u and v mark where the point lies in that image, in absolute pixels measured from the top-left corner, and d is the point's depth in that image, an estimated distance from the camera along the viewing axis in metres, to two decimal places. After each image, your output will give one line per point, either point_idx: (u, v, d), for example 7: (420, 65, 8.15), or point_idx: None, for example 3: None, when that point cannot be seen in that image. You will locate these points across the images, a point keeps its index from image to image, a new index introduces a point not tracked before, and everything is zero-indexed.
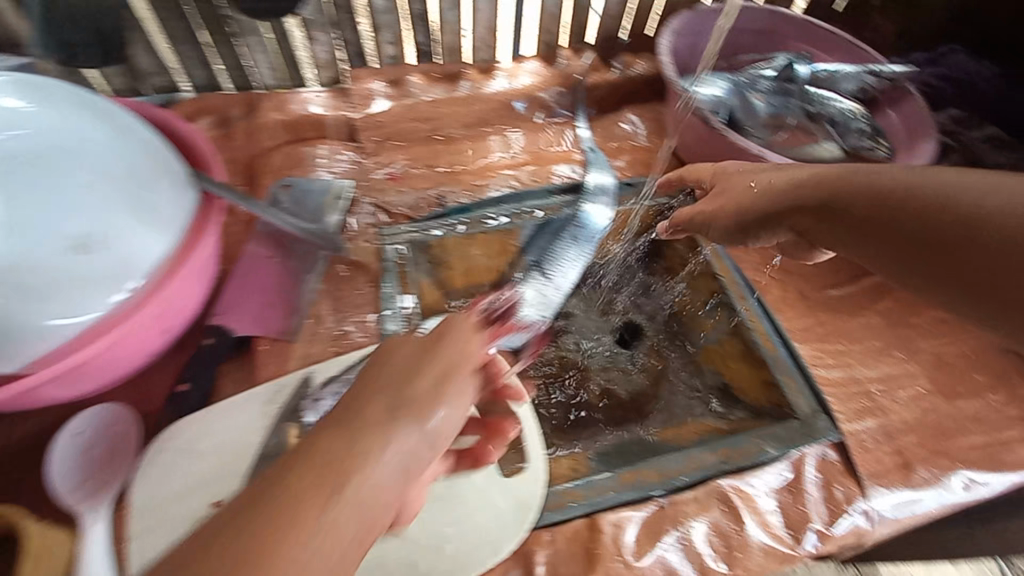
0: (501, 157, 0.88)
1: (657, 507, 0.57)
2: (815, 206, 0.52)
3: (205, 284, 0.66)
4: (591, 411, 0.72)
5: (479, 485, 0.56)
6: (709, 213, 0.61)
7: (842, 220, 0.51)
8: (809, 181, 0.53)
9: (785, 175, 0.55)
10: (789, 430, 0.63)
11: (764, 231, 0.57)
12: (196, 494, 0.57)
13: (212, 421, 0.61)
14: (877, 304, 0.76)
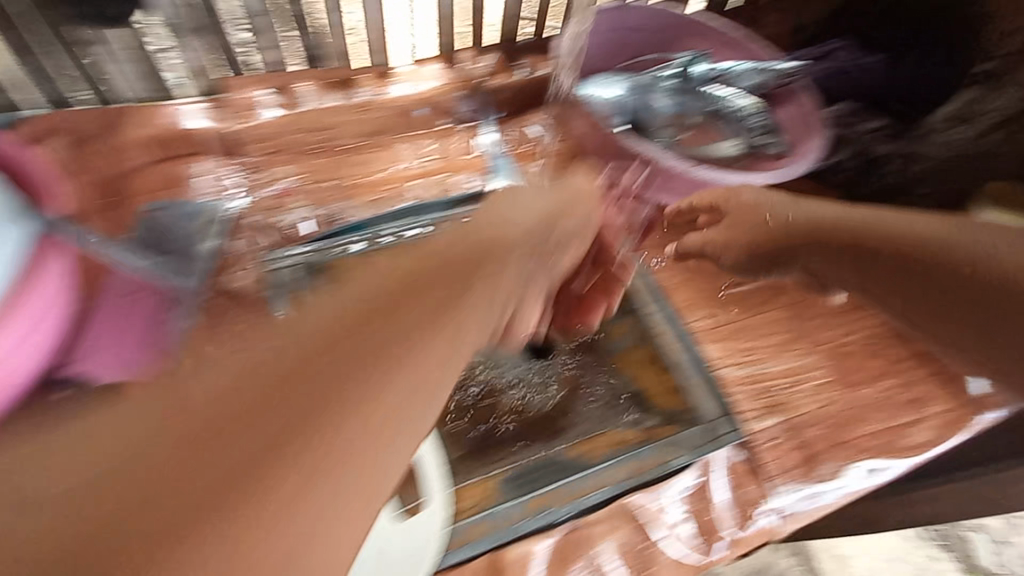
0: (409, 166, 0.83)
1: (565, 532, 0.56)
2: (843, 245, 0.59)
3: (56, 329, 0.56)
4: (505, 429, 0.69)
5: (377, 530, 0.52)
6: (720, 243, 0.68)
7: (848, 260, 0.59)
8: (829, 224, 0.60)
9: (793, 219, 0.63)
10: (695, 436, 0.63)
11: (778, 263, 0.67)
12: None
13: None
14: (780, 298, 0.77)
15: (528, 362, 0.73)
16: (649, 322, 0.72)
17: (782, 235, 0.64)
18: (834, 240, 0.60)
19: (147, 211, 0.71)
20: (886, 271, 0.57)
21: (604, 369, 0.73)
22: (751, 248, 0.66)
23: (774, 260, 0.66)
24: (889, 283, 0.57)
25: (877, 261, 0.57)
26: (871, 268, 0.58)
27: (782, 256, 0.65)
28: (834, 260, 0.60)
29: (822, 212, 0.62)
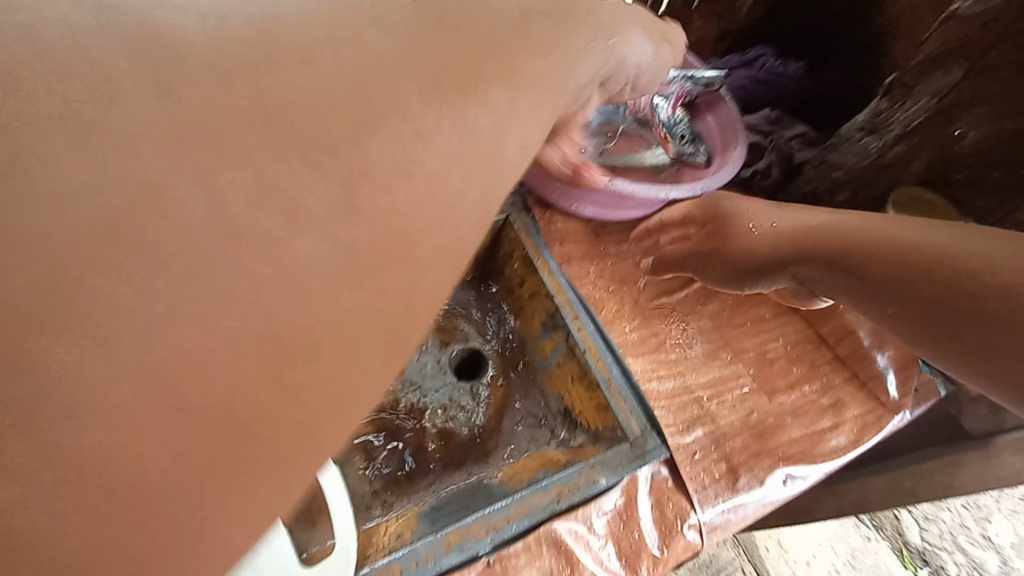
0: None
1: (484, 564, 0.53)
2: (825, 255, 0.55)
3: None
4: (431, 452, 0.68)
5: None
6: (705, 252, 0.66)
7: (835, 269, 0.54)
8: (812, 233, 0.57)
9: (779, 227, 0.60)
10: (620, 455, 0.61)
11: (764, 279, 0.61)
12: None
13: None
14: (706, 307, 0.77)
15: (453, 382, 0.74)
16: (577, 335, 0.69)
17: (766, 243, 0.60)
18: (816, 249, 0.56)
19: None
20: (862, 278, 0.52)
21: (533, 387, 0.74)
22: (736, 258, 0.63)
23: (758, 273, 0.61)
24: (874, 292, 0.51)
25: (855, 269, 0.53)
26: (852, 275, 0.53)
27: (768, 267, 0.60)
28: (819, 266, 0.56)
29: (808, 220, 0.59)
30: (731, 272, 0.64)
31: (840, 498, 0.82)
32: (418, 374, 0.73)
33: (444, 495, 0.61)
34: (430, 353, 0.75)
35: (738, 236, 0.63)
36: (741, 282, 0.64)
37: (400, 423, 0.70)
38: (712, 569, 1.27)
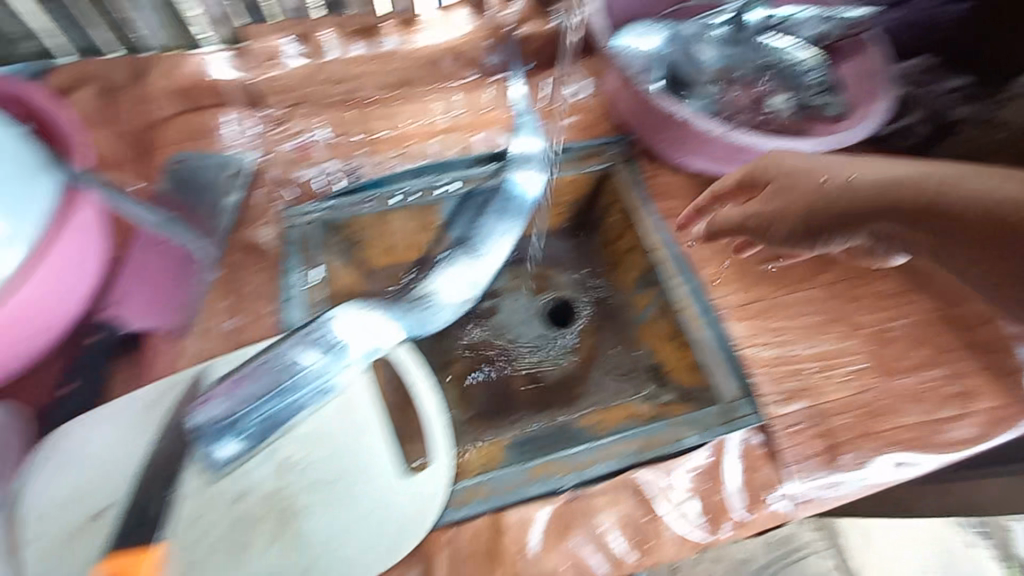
0: (442, 119, 0.80)
1: (564, 500, 0.55)
2: (908, 212, 0.53)
3: (86, 278, 0.59)
4: (519, 392, 0.71)
5: (379, 486, 0.54)
6: (770, 215, 0.58)
7: (924, 224, 0.53)
8: (890, 188, 0.54)
9: (861, 179, 0.55)
10: (708, 416, 0.60)
11: (839, 237, 0.57)
12: (76, 504, 0.52)
13: (98, 425, 0.55)
14: (819, 276, 0.71)
15: (544, 329, 0.76)
16: (674, 293, 0.68)
17: (848, 199, 0.55)
18: (904, 203, 0.53)
19: (173, 161, 0.71)
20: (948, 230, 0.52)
21: (623, 340, 0.74)
22: (811, 219, 0.57)
23: (831, 234, 0.57)
24: (965, 244, 0.51)
25: (947, 224, 0.52)
26: (943, 231, 0.52)
27: (849, 226, 0.56)
28: (909, 223, 0.53)
29: (890, 170, 0.55)
30: (799, 235, 0.58)
31: (950, 495, 0.75)
32: (508, 316, 0.76)
33: (530, 432, 0.64)
34: (523, 298, 0.77)
35: (810, 193, 0.57)
36: (806, 245, 0.58)
37: (490, 362, 0.72)
38: (788, 547, 1.23)
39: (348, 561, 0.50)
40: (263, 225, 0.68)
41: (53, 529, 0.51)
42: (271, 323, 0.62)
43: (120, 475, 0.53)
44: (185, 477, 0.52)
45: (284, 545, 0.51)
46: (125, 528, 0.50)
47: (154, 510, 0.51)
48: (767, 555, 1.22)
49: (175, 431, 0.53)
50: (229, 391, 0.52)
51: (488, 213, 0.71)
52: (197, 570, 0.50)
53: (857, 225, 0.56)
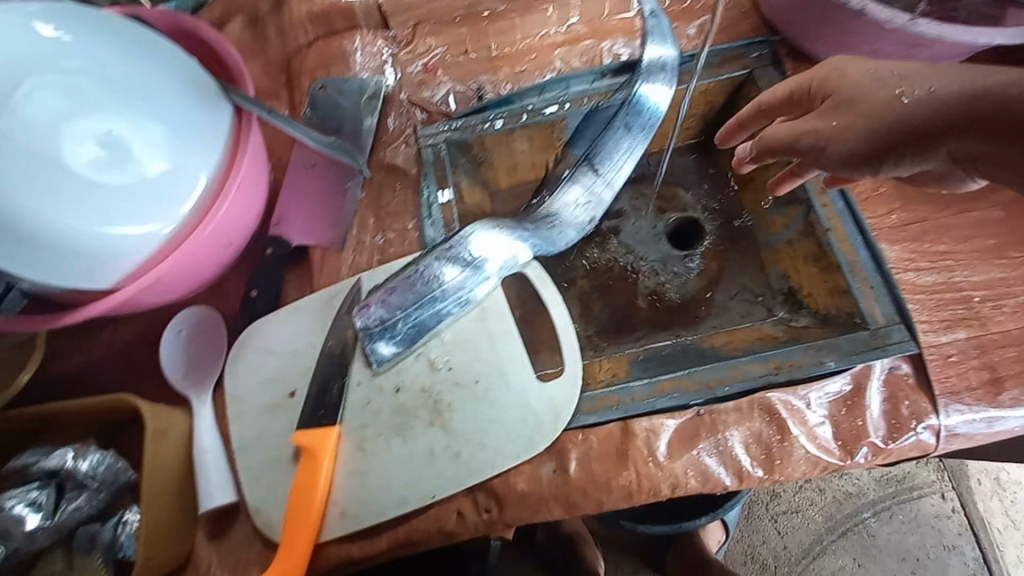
0: (555, 33, 0.77)
1: (694, 414, 0.57)
2: (1003, 123, 0.40)
3: (260, 195, 0.67)
4: (642, 311, 0.71)
5: (517, 389, 0.59)
6: (822, 130, 0.49)
7: (1001, 136, 0.41)
8: (986, 97, 0.41)
9: (935, 89, 0.43)
10: (855, 341, 0.57)
11: (909, 159, 0.46)
12: (272, 387, 0.63)
13: (281, 324, 0.65)
14: (997, 194, 0.62)
15: (668, 249, 0.74)
16: (821, 212, 0.63)
17: (916, 114, 0.44)
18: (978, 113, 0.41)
19: (315, 87, 0.76)
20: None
21: (753, 263, 0.71)
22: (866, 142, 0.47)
23: (894, 158, 0.46)
24: None
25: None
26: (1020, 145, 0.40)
27: (916, 149, 0.45)
28: (982, 137, 0.42)
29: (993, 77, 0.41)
30: (856, 159, 0.48)
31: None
32: (630, 237, 0.74)
33: (652, 350, 0.66)
34: (646, 218, 0.75)
35: (875, 107, 0.46)
36: (863, 172, 0.48)
37: (614, 280, 0.73)
38: (903, 485, 1.16)
39: (493, 451, 0.57)
40: (400, 145, 0.73)
41: (258, 407, 0.63)
42: (413, 238, 0.69)
43: (302, 366, 0.63)
44: (351, 369, 0.61)
45: (433, 434, 0.58)
46: (313, 407, 0.60)
47: (333, 396, 0.60)
48: (878, 491, 1.15)
49: (344, 331, 0.62)
50: (384, 303, 0.61)
51: (615, 128, 0.69)
52: (369, 447, 0.59)
53: (924, 147, 0.44)
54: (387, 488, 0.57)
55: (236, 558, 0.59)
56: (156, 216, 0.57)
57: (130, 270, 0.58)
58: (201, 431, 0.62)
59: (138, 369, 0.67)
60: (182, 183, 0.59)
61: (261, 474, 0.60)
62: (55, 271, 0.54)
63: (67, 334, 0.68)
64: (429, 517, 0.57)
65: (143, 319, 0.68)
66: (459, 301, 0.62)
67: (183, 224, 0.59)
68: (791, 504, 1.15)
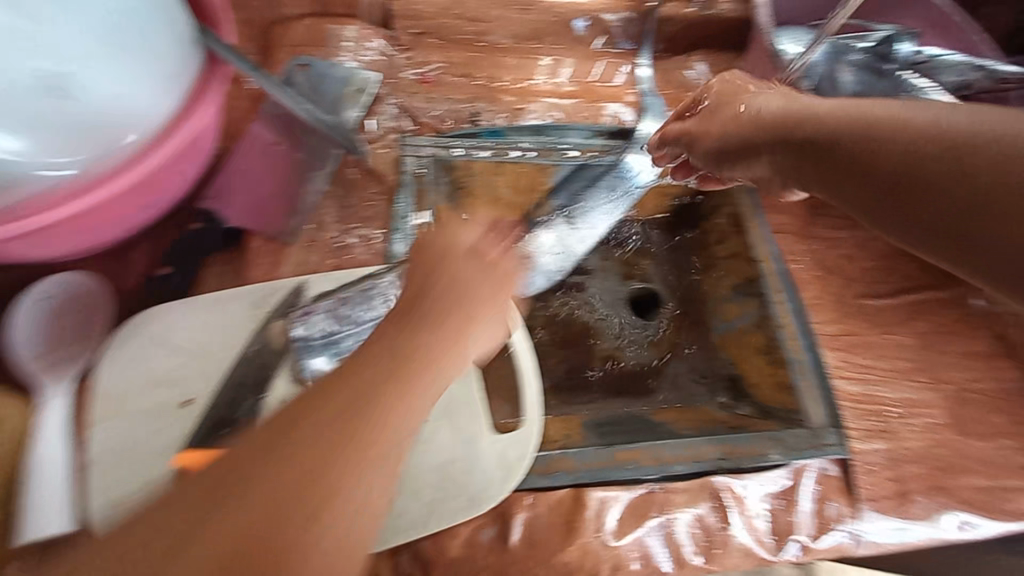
0: (545, 83, 0.77)
1: (647, 490, 0.54)
2: (802, 142, 0.45)
3: (201, 163, 0.57)
4: (596, 372, 0.69)
5: (466, 437, 0.53)
6: (705, 130, 0.55)
7: (805, 157, 0.45)
8: (772, 116, 0.48)
9: (755, 108, 0.50)
10: (797, 438, 0.60)
11: (742, 162, 0.51)
12: (166, 388, 0.51)
13: (192, 313, 0.54)
14: (913, 324, 0.69)
15: (627, 315, 0.74)
16: (776, 308, 0.67)
17: (741, 127, 0.50)
18: (857, 129, 0.41)
19: (292, 65, 0.69)
20: (876, 184, 0.40)
21: (702, 346, 0.72)
22: (730, 138, 0.51)
23: (729, 164, 0.53)
24: (834, 184, 0.43)
25: (896, 183, 0.39)
26: (865, 184, 0.41)
27: (752, 152, 0.50)
28: (793, 160, 0.46)
29: (786, 105, 0.48)
30: (716, 155, 0.54)
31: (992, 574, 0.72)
32: (593, 295, 0.74)
33: (604, 415, 0.64)
34: (611, 280, 0.75)
35: (727, 119, 0.52)
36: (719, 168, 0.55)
37: (573, 339, 0.70)
38: None
39: (427, 506, 0.50)
40: (380, 147, 0.67)
41: (140, 413, 0.50)
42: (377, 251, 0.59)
43: (210, 370, 0.52)
44: (272, 385, 0.51)
45: None
46: (214, 422, 0.49)
47: (242, 415, 0.50)
48: None
49: (277, 330, 0.53)
50: (331, 314, 0.52)
51: (600, 187, 0.69)
52: None
53: (748, 157, 0.51)
54: None
55: None
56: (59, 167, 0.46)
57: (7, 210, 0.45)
58: (45, 430, 0.47)
59: None
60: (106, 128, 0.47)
61: (122, 500, 0.47)
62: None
63: None
64: None
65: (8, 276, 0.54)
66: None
67: (108, 163, 0.49)
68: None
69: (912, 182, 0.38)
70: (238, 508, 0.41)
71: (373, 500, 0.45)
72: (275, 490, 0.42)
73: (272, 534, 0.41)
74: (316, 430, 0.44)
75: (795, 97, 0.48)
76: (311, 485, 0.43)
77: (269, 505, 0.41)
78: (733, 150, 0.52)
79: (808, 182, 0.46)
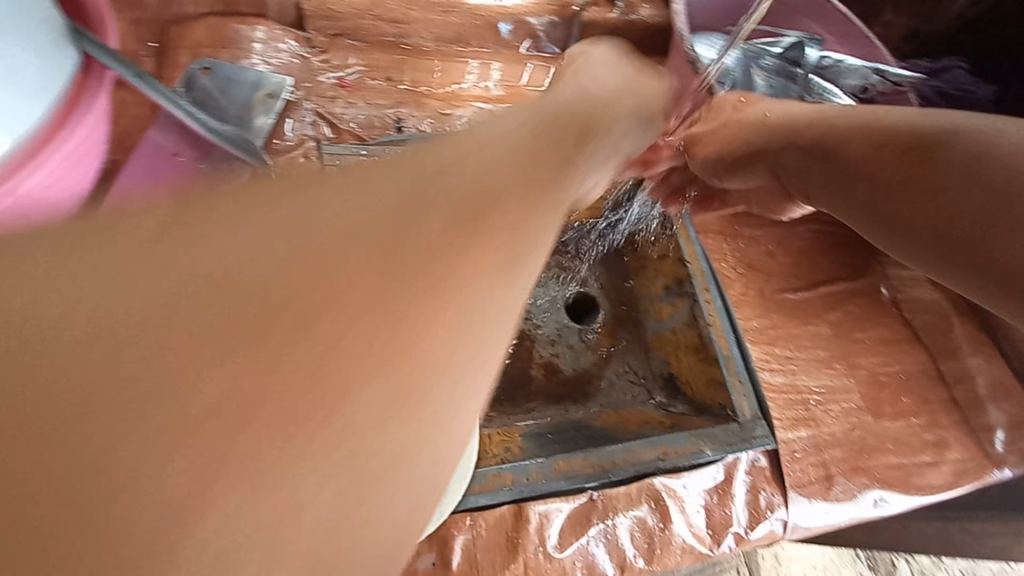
0: (472, 86, 0.76)
1: (588, 498, 0.54)
2: (812, 144, 0.46)
3: (84, 180, 0.51)
4: (536, 379, 0.68)
5: None
6: (712, 131, 0.55)
7: (810, 162, 0.46)
8: (784, 121, 0.49)
9: (767, 114, 0.51)
10: (728, 433, 0.61)
11: (743, 168, 0.53)
12: None
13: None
14: (828, 314, 0.73)
15: (564, 318, 0.74)
16: (704, 306, 0.68)
17: (747, 130, 0.51)
18: (868, 132, 0.42)
19: (194, 67, 0.63)
20: (890, 192, 0.41)
21: (638, 345, 0.73)
22: (736, 147, 0.52)
23: (726, 172, 0.55)
24: (839, 181, 0.44)
25: (902, 181, 0.40)
26: (881, 190, 0.41)
27: (756, 159, 0.51)
28: (798, 165, 0.47)
29: (799, 112, 0.49)
30: (716, 164, 0.54)
31: (908, 542, 0.78)
32: (531, 301, 0.73)
33: (544, 424, 0.63)
34: (548, 285, 0.75)
35: (740, 121, 0.53)
36: (715, 178, 0.56)
37: (511, 346, 0.69)
38: None
39: None
40: (296, 156, 0.64)
41: None
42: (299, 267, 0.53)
43: None
44: None
45: None
46: None
47: None
48: None
49: None
50: None
51: None
52: None
53: (749, 161, 0.52)
54: None
55: None
56: None
57: None
58: None
59: None
60: None
61: None
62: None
63: None
64: None
65: None
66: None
67: None
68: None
69: (932, 187, 0.38)
70: (130, 341, 0.17)
71: (420, 407, 0.20)
72: (232, 308, 0.18)
73: (240, 422, 0.17)
74: (318, 236, 0.20)
75: (796, 109, 0.50)
76: (252, 301, 0.18)
77: (230, 330, 0.18)
78: (740, 163, 0.53)
79: (818, 191, 0.47)
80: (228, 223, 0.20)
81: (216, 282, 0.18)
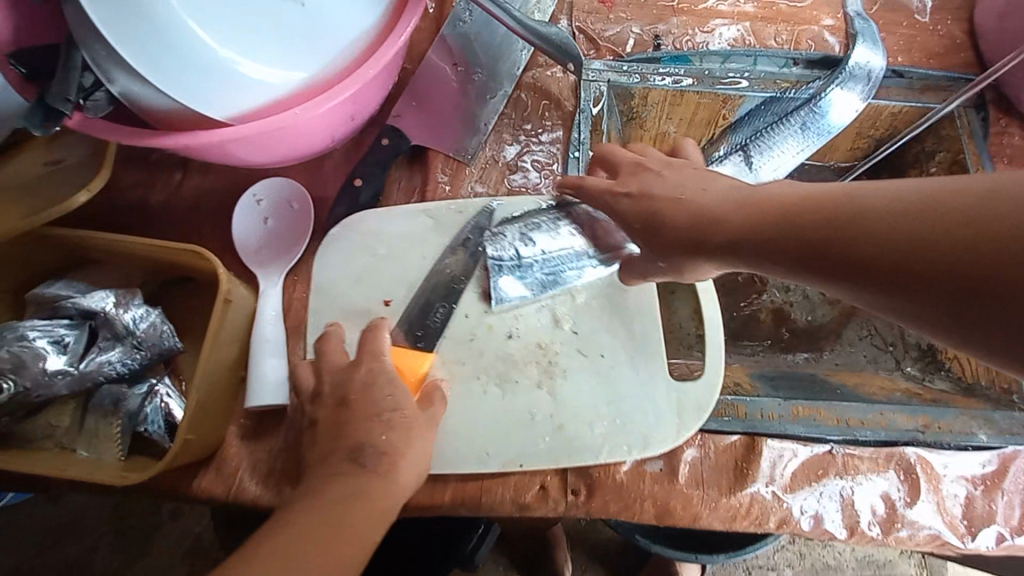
0: (721, 4, 0.67)
1: (828, 452, 0.51)
2: (805, 248, 0.37)
3: (388, 84, 0.57)
4: (766, 327, 0.65)
5: (644, 379, 0.52)
6: (660, 217, 0.46)
7: (807, 261, 0.37)
8: (743, 204, 0.42)
9: (730, 190, 0.44)
10: (1011, 421, 0.52)
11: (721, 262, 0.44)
12: (370, 283, 0.55)
13: (397, 219, 0.56)
14: None
15: None
16: None
17: (688, 214, 0.44)
18: (873, 218, 0.34)
19: None
20: (956, 284, 0.30)
21: None
22: (690, 228, 0.44)
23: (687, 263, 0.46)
24: (851, 278, 0.35)
25: (928, 279, 0.31)
26: (966, 298, 0.30)
27: (741, 254, 0.42)
28: (803, 269, 0.38)
29: (740, 195, 0.43)
30: (682, 247, 0.45)
31: None
32: None
33: (775, 368, 0.60)
34: None
35: (698, 207, 0.44)
36: (682, 269, 0.47)
37: (741, 283, 0.66)
38: (883, 572, 0.99)
39: (602, 438, 0.50)
40: (554, 71, 0.64)
41: (354, 307, 0.55)
42: (596, 185, 0.51)
43: (406, 278, 0.55)
44: (462, 296, 0.54)
45: (527, 404, 0.51)
46: (411, 326, 0.53)
47: (435, 319, 0.53)
48: (857, 572, 0.99)
49: (470, 254, 0.55)
50: (521, 235, 0.55)
51: (790, 123, 0.62)
52: (464, 391, 0.52)
53: (723, 255, 0.43)
54: (472, 443, 0.50)
55: (279, 459, 0.52)
56: (285, 89, 0.48)
57: (258, 106, 0.48)
58: (264, 317, 0.53)
59: (210, 226, 0.58)
60: (320, 38, 0.48)
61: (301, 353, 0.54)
62: (88, 65, 0.44)
63: (133, 167, 0.60)
64: (508, 484, 0.50)
65: (229, 177, 0.59)
66: (594, 258, 0.55)
67: (320, 77, 0.49)
68: (768, 560, 0.99)
69: (984, 255, 0.29)
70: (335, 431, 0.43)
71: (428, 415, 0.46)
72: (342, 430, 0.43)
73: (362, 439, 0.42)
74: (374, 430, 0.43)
75: (734, 197, 0.43)
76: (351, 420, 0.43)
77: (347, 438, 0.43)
78: (712, 247, 0.43)
79: (855, 294, 0.36)
80: (354, 402, 0.44)
81: (338, 420, 0.44)
